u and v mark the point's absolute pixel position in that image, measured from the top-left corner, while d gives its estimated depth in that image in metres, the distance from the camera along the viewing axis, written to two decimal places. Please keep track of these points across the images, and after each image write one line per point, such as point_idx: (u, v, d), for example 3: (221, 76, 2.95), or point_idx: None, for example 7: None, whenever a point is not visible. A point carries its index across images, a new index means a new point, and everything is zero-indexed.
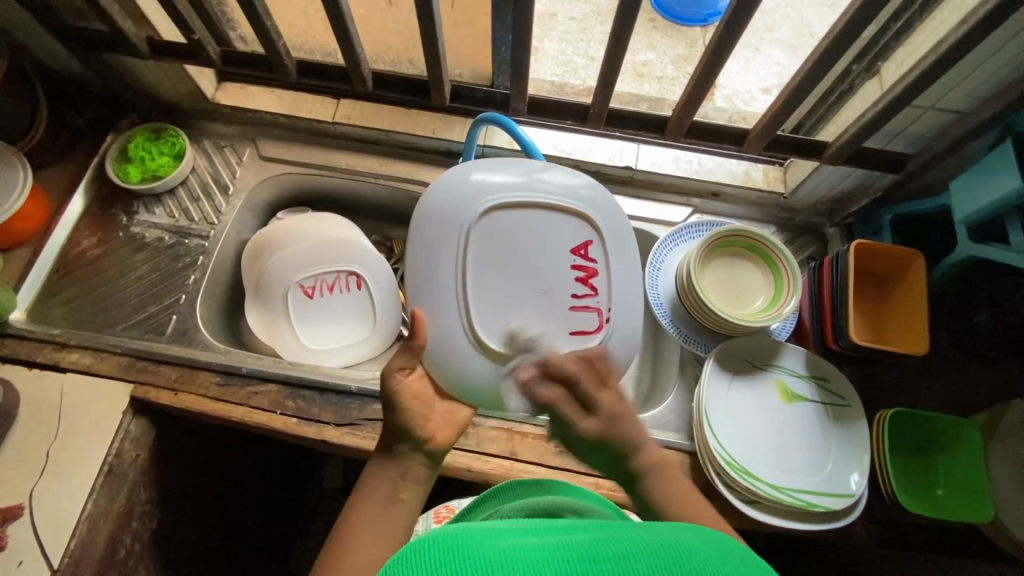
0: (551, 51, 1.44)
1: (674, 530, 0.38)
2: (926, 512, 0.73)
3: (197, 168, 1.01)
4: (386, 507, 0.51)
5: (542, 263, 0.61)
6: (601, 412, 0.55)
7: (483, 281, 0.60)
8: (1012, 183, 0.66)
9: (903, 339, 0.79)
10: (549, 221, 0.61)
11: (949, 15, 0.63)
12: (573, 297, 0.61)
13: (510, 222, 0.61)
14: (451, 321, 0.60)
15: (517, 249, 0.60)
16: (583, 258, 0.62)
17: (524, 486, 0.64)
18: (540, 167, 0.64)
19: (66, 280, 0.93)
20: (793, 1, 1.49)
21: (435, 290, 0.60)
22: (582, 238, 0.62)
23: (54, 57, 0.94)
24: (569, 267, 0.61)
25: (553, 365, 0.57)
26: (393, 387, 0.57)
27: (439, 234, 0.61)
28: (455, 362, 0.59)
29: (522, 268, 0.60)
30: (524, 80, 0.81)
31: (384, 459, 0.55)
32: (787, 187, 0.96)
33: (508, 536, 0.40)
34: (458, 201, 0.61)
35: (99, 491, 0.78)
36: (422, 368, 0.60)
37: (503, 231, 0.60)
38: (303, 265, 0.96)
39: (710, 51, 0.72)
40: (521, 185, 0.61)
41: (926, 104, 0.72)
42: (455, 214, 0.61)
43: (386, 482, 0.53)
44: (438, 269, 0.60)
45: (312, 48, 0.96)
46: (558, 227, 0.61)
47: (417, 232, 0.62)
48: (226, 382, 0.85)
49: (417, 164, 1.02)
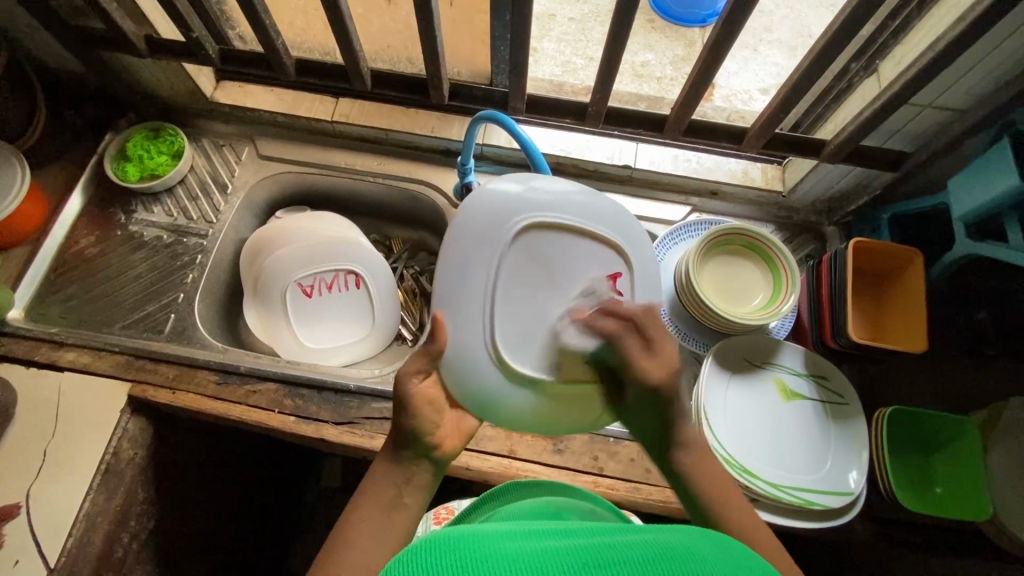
0: (550, 51, 1.44)
1: (679, 533, 0.37)
2: (924, 509, 0.73)
3: (195, 167, 1.01)
4: (387, 513, 0.50)
5: (570, 288, 0.57)
6: (663, 359, 0.53)
7: (512, 300, 0.56)
8: (1009, 179, 0.66)
9: (902, 337, 0.79)
10: (584, 247, 0.58)
11: (947, 13, 0.63)
12: None
13: (545, 242, 0.57)
14: (469, 335, 0.55)
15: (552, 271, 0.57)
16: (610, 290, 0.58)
17: (530, 487, 0.65)
18: (582, 192, 0.60)
19: (64, 279, 0.93)
20: (792, 2, 1.50)
21: (463, 301, 0.55)
22: (613, 269, 0.59)
23: (53, 55, 0.94)
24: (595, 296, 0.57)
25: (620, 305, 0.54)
26: (406, 392, 0.53)
27: (474, 242, 0.56)
28: (473, 376, 0.55)
29: (552, 288, 0.56)
30: (522, 78, 0.81)
31: (387, 463, 0.52)
32: (785, 186, 0.96)
33: (512, 539, 0.39)
34: (499, 213, 0.57)
35: (97, 491, 0.77)
36: (436, 375, 0.55)
37: (537, 249, 0.57)
38: (301, 264, 0.96)
39: (708, 49, 0.72)
40: (562, 207, 0.58)
41: (925, 101, 0.72)
42: (494, 226, 0.56)
43: (390, 486, 0.51)
44: (470, 279, 0.55)
45: (311, 46, 0.96)
46: (596, 253, 0.58)
47: (453, 239, 0.57)
48: (225, 381, 0.85)
49: (416, 162, 1.02)
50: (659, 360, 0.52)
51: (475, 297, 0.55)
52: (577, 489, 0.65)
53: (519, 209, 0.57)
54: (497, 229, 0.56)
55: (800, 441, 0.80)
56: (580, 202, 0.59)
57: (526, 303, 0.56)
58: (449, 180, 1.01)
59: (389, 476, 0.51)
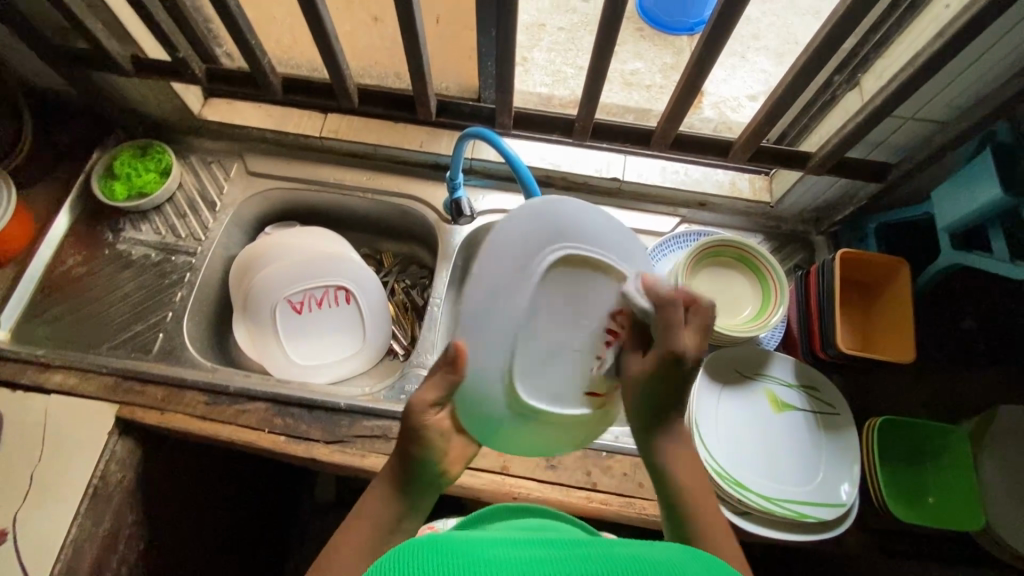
0: (540, 61, 1.45)
1: (665, 551, 0.38)
2: (919, 520, 0.74)
3: (184, 184, 1.01)
4: (390, 533, 0.52)
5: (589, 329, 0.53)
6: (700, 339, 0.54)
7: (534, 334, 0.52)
8: (992, 190, 0.67)
9: (890, 347, 0.80)
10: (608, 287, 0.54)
11: (925, 29, 0.64)
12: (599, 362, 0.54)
13: (574, 278, 0.52)
14: (486, 366, 0.52)
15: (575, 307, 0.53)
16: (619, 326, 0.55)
17: (513, 510, 0.65)
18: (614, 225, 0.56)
19: (51, 299, 0.92)
20: (777, 9, 1.52)
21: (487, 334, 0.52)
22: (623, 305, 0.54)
23: (38, 75, 0.94)
24: (603, 332, 0.54)
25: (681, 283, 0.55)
26: (422, 422, 0.54)
27: (502, 272, 0.52)
28: (485, 408, 0.54)
29: (570, 327, 0.53)
30: (509, 93, 0.82)
31: (390, 488, 0.54)
32: (773, 196, 0.96)
33: (501, 546, 0.40)
34: (531, 242, 0.52)
35: (85, 515, 0.77)
36: (450, 404, 0.56)
37: (566, 284, 0.52)
38: (291, 280, 0.96)
39: (692, 65, 0.73)
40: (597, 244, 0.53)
41: (907, 113, 0.73)
42: (523, 255, 0.52)
43: (392, 510, 0.53)
44: (491, 312, 0.51)
45: (298, 63, 0.95)
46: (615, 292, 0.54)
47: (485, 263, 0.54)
48: (214, 401, 0.84)
49: (405, 177, 1.02)
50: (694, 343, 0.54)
51: (499, 328, 0.51)
52: (552, 512, 0.67)
53: (553, 236, 0.52)
54: (527, 257, 0.52)
55: (792, 453, 0.80)
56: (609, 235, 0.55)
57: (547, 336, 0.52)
58: (438, 194, 1.01)
59: (387, 503, 0.53)
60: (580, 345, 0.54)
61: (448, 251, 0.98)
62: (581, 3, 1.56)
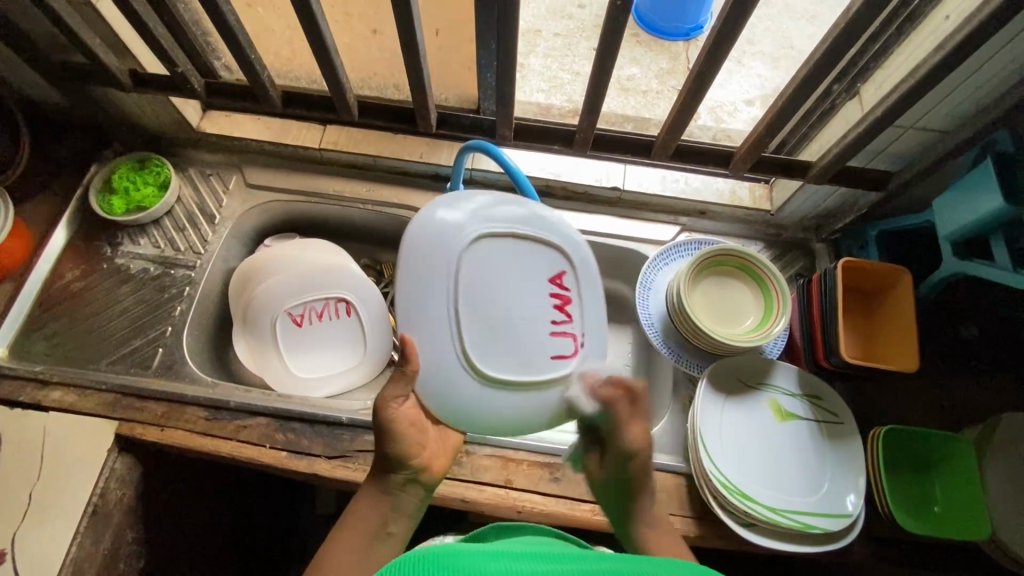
0: (537, 67, 1.45)
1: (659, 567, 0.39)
2: (926, 530, 0.73)
3: (182, 197, 1.00)
4: (375, 540, 0.55)
5: (527, 294, 0.61)
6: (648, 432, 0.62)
7: (478, 315, 0.59)
8: (994, 199, 0.67)
9: (892, 356, 0.80)
10: (530, 253, 0.62)
11: (926, 40, 0.64)
12: (550, 323, 0.61)
13: (497, 250, 0.60)
14: (440, 342, 0.58)
15: (509, 279, 0.60)
16: (559, 287, 0.63)
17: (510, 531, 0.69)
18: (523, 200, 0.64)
19: (49, 314, 0.91)
20: (772, 14, 1.52)
21: (433, 315, 0.58)
22: (554, 268, 0.63)
23: (35, 90, 0.94)
24: (546, 295, 0.62)
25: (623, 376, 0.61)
26: (388, 416, 0.57)
27: (429, 256, 0.59)
28: (451, 384, 0.58)
29: (509, 293, 0.60)
30: (510, 105, 0.82)
31: (373, 493, 0.58)
32: (773, 204, 0.97)
33: (502, 561, 0.42)
34: (448, 225, 0.60)
35: (84, 534, 0.76)
36: (416, 395, 0.60)
37: (492, 257, 0.60)
38: (292, 293, 0.95)
39: (693, 76, 0.73)
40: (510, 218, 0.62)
41: (907, 123, 0.73)
42: (446, 242, 0.59)
43: (375, 514, 0.57)
44: (430, 292, 0.58)
45: (297, 75, 0.95)
46: (539, 255, 0.62)
47: (409, 252, 0.59)
48: (214, 417, 0.84)
49: (405, 188, 1.02)
50: (643, 432, 0.61)
51: (448, 318, 0.58)
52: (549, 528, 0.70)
53: (475, 218, 0.61)
54: (451, 239, 0.59)
55: (796, 463, 0.80)
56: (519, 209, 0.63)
57: (493, 315, 0.59)
58: None
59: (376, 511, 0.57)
60: (526, 313, 0.60)
61: None
62: (578, 9, 1.56)
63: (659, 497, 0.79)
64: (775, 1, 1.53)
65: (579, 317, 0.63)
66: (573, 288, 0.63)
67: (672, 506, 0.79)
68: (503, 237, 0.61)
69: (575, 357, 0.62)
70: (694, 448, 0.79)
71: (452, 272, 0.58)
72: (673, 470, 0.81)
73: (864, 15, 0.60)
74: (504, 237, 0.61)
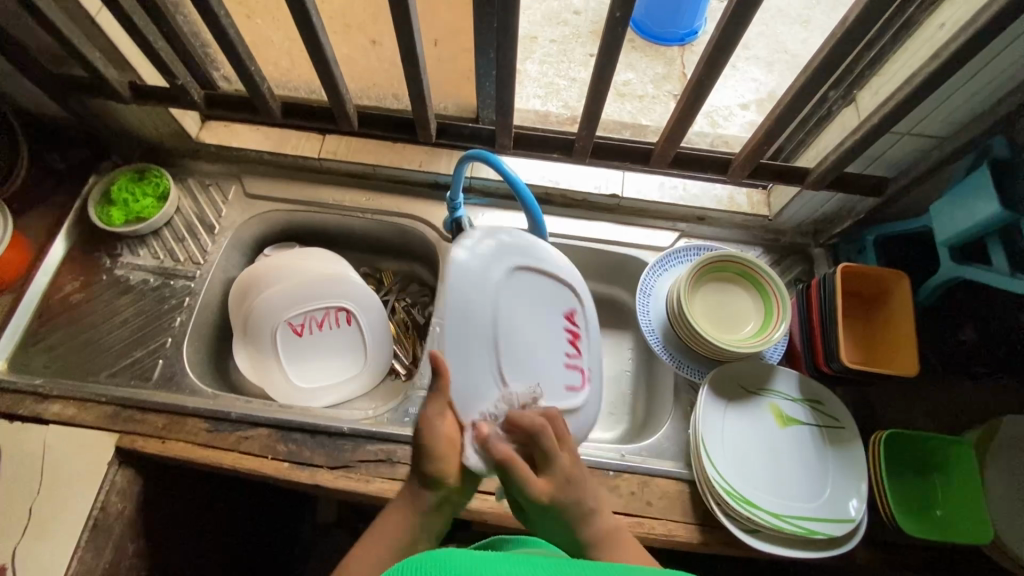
0: (533, 73, 1.45)
1: None
2: (932, 535, 0.73)
3: (182, 208, 1.00)
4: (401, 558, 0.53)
5: (545, 330, 0.71)
6: (557, 470, 0.54)
7: (513, 340, 0.65)
8: (990, 206, 0.68)
9: (892, 361, 0.80)
10: (547, 294, 0.73)
11: (922, 48, 0.65)
12: (565, 356, 0.72)
13: (523, 287, 0.69)
14: (478, 366, 0.61)
15: (531, 315, 0.69)
16: (570, 324, 0.74)
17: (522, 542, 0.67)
18: (543, 245, 0.75)
19: (48, 326, 0.91)
20: (766, 19, 1.53)
21: (473, 341, 0.61)
22: (566, 307, 0.75)
23: (34, 102, 0.94)
24: (561, 331, 0.73)
25: (517, 415, 0.55)
26: (428, 434, 0.53)
27: (473, 284, 0.62)
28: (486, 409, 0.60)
29: (530, 327, 0.69)
30: (509, 114, 0.82)
31: (405, 506, 0.54)
32: (771, 210, 0.97)
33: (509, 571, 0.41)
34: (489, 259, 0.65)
35: (86, 548, 0.75)
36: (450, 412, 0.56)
37: (521, 292, 0.69)
38: (292, 303, 0.95)
39: (692, 85, 0.73)
40: (537, 261, 0.72)
41: (903, 130, 0.73)
42: (487, 273, 0.64)
43: (404, 532, 0.53)
44: (475, 319, 0.61)
45: (296, 85, 0.95)
46: (554, 296, 0.74)
47: (453, 278, 0.61)
48: (216, 428, 0.83)
49: (404, 196, 1.02)
50: (552, 475, 0.54)
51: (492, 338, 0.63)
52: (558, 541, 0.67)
53: (510, 255, 0.69)
54: (490, 273, 0.65)
55: (799, 468, 0.80)
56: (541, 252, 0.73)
57: (523, 344, 0.67)
58: (438, 213, 1.01)
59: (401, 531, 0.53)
60: (544, 348, 0.70)
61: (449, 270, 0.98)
62: (573, 15, 1.57)
63: (662, 505, 0.79)
64: (769, 6, 1.54)
65: (587, 353, 0.75)
66: (581, 327, 0.76)
67: (676, 513, 0.79)
68: (529, 276, 0.70)
69: (584, 389, 0.72)
70: (696, 456, 0.79)
71: (495, 297, 0.64)
72: (676, 477, 0.81)
73: (860, 23, 0.60)
74: (532, 274, 0.71)
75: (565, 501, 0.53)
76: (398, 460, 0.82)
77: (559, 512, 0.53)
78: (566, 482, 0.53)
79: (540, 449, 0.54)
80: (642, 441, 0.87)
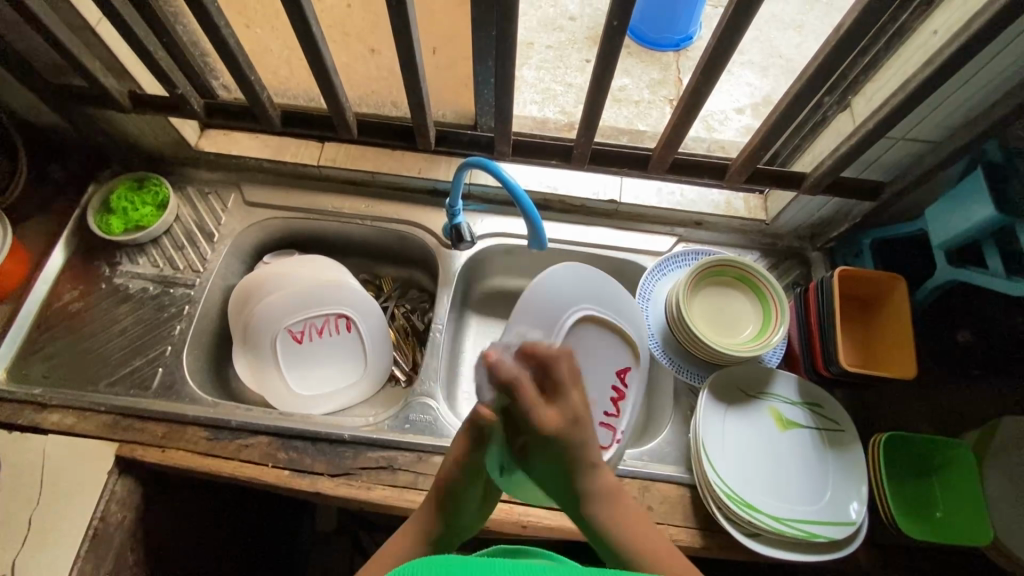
0: (530, 79, 1.46)
1: None
2: (931, 537, 0.74)
3: (181, 216, 1.00)
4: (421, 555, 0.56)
5: (595, 374, 0.81)
6: (564, 407, 0.54)
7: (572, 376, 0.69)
8: (985, 209, 0.68)
9: (890, 364, 0.80)
10: (610, 344, 0.82)
11: (916, 54, 0.66)
12: (603, 414, 0.81)
13: (589, 332, 0.80)
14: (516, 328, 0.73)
15: (589, 356, 0.80)
16: (621, 381, 0.83)
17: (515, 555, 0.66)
18: (625, 297, 0.84)
19: (47, 336, 0.91)
20: (760, 24, 1.55)
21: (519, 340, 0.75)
22: (624, 363, 0.83)
23: (33, 112, 0.94)
24: (609, 386, 0.82)
25: (532, 346, 0.54)
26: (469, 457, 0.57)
27: (540, 312, 0.76)
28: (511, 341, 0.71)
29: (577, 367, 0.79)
30: (508, 121, 0.83)
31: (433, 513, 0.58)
32: (768, 214, 0.98)
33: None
34: (562, 298, 0.78)
35: (85, 558, 0.75)
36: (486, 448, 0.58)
37: (583, 337, 0.80)
38: (292, 311, 0.95)
39: (689, 91, 0.74)
40: (610, 313, 0.82)
41: (898, 135, 0.74)
42: (557, 307, 0.77)
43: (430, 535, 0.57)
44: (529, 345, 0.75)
45: (295, 94, 0.95)
46: (616, 348, 0.83)
47: (526, 301, 0.76)
48: (216, 436, 0.83)
49: (402, 203, 1.02)
50: (557, 409, 0.54)
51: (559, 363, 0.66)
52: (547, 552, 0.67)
53: (585, 300, 0.80)
54: (563, 310, 0.78)
55: (799, 471, 0.80)
56: (623, 302, 0.84)
57: None
58: (437, 219, 1.01)
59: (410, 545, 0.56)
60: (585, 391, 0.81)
61: (448, 276, 0.98)
62: (569, 21, 1.58)
63: (663, 509, 0.79)
64: (763, 12, 1.56)
65: (624, 416, 0.82)
66: (629, 388, 0.84)
67: (677, 517, 0.79)
68: (599, 325, 0.81)
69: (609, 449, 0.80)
70: (697, 460, 0.79)
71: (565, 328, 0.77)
72: (677, 481, 0.81)
73: (854, 31, 0.61)
74: (601, 328, 0.81)
75: (570, 438, 0.54)
76: (399, 466, 0.82)
77: (563, 449, 0.54)
78: (574, 419, 0.54)
79: (551, 380, 0.54)
80: (642, 445, 0.88)
